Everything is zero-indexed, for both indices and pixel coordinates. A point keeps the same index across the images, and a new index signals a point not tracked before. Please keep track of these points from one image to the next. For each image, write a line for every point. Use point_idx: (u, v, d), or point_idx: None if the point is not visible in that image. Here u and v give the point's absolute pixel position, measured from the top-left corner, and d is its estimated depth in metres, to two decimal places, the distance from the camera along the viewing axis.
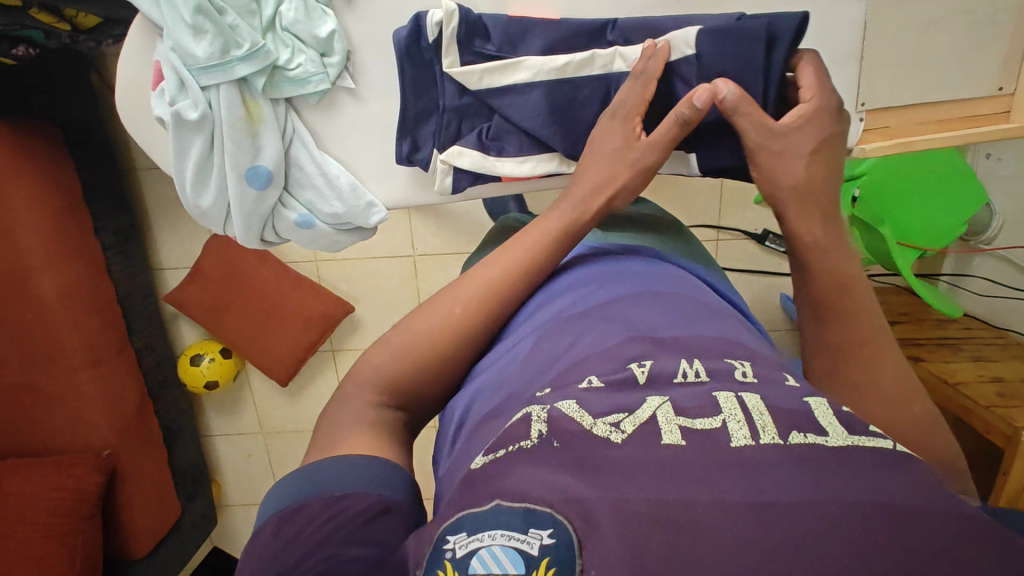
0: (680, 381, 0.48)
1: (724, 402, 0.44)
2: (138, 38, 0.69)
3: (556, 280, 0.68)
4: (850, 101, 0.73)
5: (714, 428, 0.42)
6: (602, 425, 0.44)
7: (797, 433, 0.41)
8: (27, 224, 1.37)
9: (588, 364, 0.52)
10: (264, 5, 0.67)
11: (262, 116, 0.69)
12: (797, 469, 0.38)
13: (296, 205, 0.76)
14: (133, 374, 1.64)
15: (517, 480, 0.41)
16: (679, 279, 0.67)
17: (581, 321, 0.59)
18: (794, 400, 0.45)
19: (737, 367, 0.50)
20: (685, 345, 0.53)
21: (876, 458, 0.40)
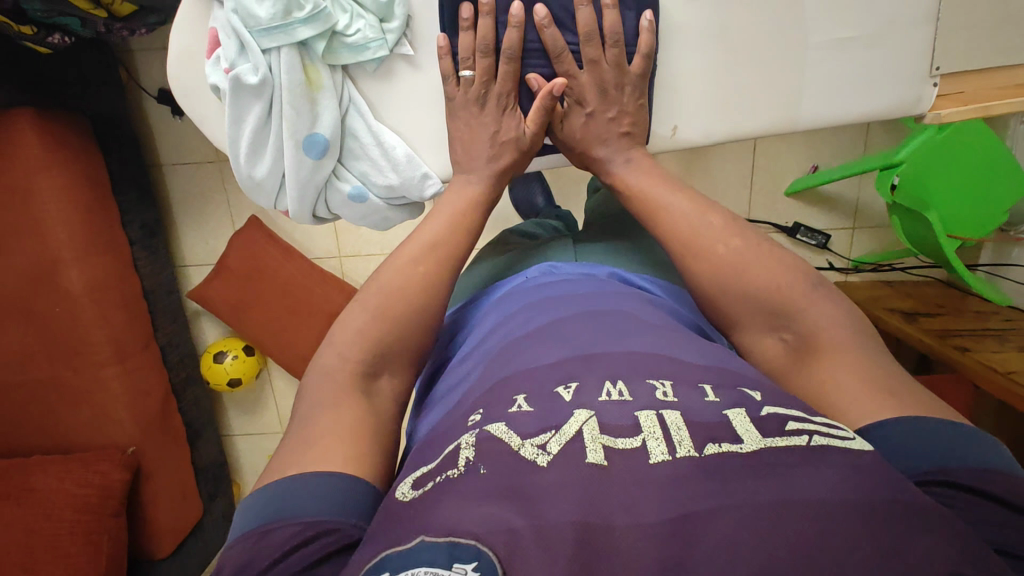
0: (605, 399, 0.47)
1: (644, 420, 0.44)
2: (193, 8, 0.68)
3: (509, 305, 0.68)
4: (924, 65, 0.71)
5: (634, 447, 0.42)
6: (530, 447, 0.43)
7: (713, 443, 0.42)
8: (55, 216, 1.35)
9: (518, 384, 0.51)
10: None
11: (321, 82, 0.67)
12: (707, 479, 0.39)
13: (350, 176, 0.74)
14: (158, 370, 1.61)
15: (442, 515, 0.39)
16: (627, 295, 0.65)
17: (519, 344, 0.58)
18: (713, 412, 0.45)
19: (658, 386, 0.48)
20: (615, 362, 0.51)
21: (787, 456, 0.40)
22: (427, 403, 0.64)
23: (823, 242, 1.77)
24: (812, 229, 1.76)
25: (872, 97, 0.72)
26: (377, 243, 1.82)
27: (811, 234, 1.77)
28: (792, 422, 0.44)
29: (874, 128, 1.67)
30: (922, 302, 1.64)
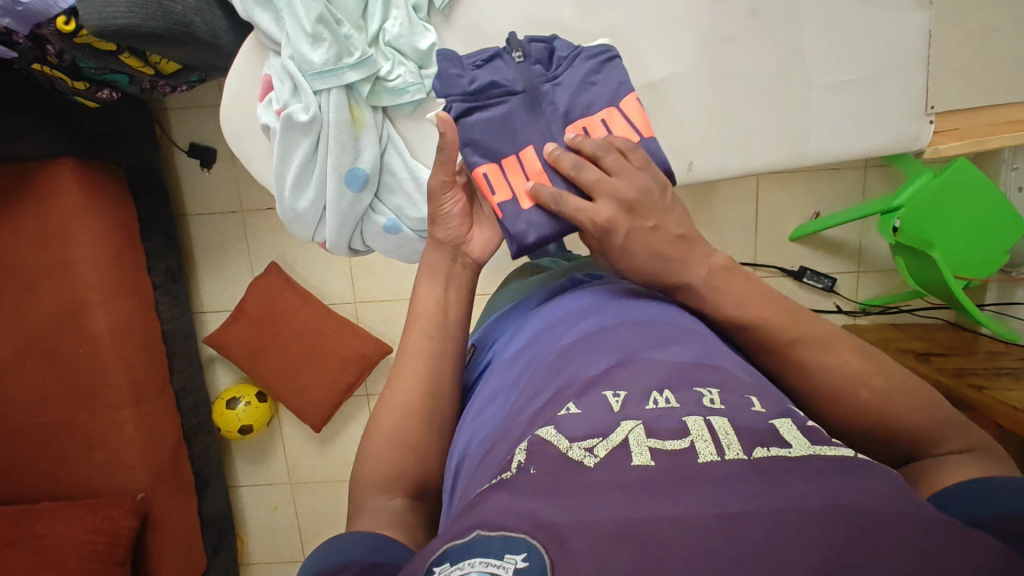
0: (652, 408, 0.46)
1: (692, 424, 0.44)
2: (250, 56, 0.74)
3: (549, 312, 0.68)
4: (920, 107, 0.77)
5: (682, 448, 0.42)
6: (577, 449, 0.43)
7: (761, 447, 0.42)
8: (87, 260, 1.40)
9: (567, 390, 0.51)
10: (370, 22, 0.73)
11: (365, 121, 0.73)
12: (760, 481, 0.38)
13: (385, 210, 0.79)
14: (172, 415, 1.61)
15: (492, 509, 0.39)
16: (670, 305, 0.65)
17: (565, 354, 0.57)
18: (760, 422, 0.45)
19: (705, 394, 0.48)
20: (662, 369, 0.51)
21: (836, 464, 0.40)
22: (468, 409, 0.64)
23: (829, 285, 1.80)
24: (818, 272, 1.80)
25: (876, 136, 0.78)
26: (392, 289, 1.87)
27: (817, 277, 1.80)
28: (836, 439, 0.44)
29: (870, 177, 1.74)
30: (932, 343, 1.65)
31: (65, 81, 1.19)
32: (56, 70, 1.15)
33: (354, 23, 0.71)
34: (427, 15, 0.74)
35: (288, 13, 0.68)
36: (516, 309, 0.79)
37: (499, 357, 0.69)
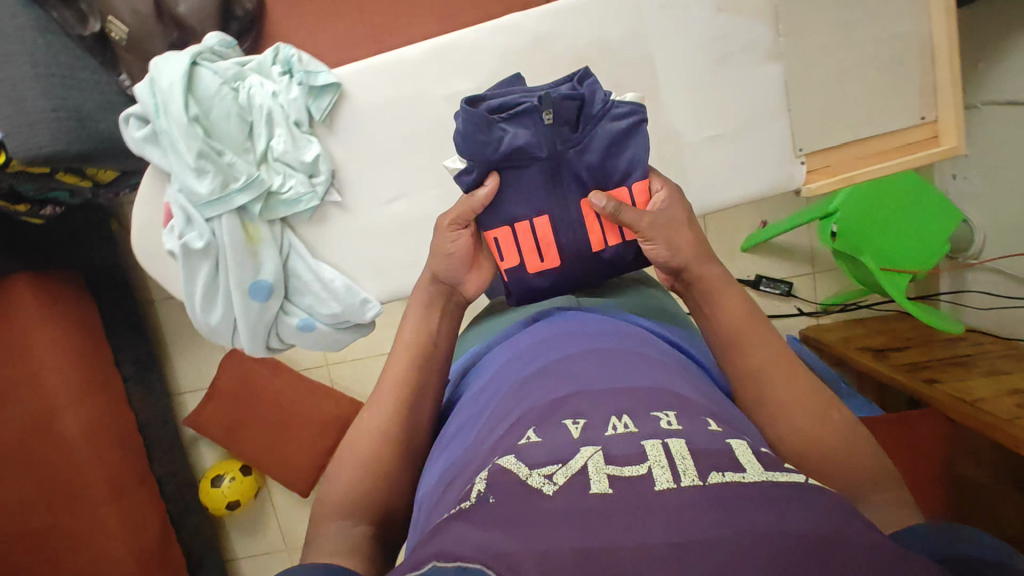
0: (612, 432, 0.47)
1: (650, 449, 0.43)
2: (150, 185, 0.79)
3: (514, 351, 0.71)
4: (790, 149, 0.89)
5: (640, 475, 0.41)
6: (536, 476, 0.42)
7: (716, 472, 0.41)
8: (53, 366, 1.43)
9: (527, 421, 0.52)
10: (256, 142, 0.77)
11: (262, 237, 0.77)
12: (716, 506, 0.37)
13: (297, 310, 0.83)
14: (154, 503, 1.63)
15: (451, 538, 0.37)
16: (628, 338, 0.68)
17: (529, 386, 0.60)
18: (715, 442, 0.45)
19: (662, 417, 0.49)
20: (618, 397, 0.53)
21: (792, 488, 0.39)
22: (438, 446, 0.65)
23: (787, 290, 1.82)
24: (774, 279, 1.83)
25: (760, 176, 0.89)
26: (363, 347, 1.91)
27: (773, 284, 1.83)
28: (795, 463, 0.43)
29: None
30: (892, 336, 1.67)
31: (8, 206, 1.23)
32: None
33: (239, 148, 0.76)
34: (311, 127, 0.79)
35: (172, 149, 0.72)
36: (487, 344, 0.80)
37: (467, 395, 0.71)
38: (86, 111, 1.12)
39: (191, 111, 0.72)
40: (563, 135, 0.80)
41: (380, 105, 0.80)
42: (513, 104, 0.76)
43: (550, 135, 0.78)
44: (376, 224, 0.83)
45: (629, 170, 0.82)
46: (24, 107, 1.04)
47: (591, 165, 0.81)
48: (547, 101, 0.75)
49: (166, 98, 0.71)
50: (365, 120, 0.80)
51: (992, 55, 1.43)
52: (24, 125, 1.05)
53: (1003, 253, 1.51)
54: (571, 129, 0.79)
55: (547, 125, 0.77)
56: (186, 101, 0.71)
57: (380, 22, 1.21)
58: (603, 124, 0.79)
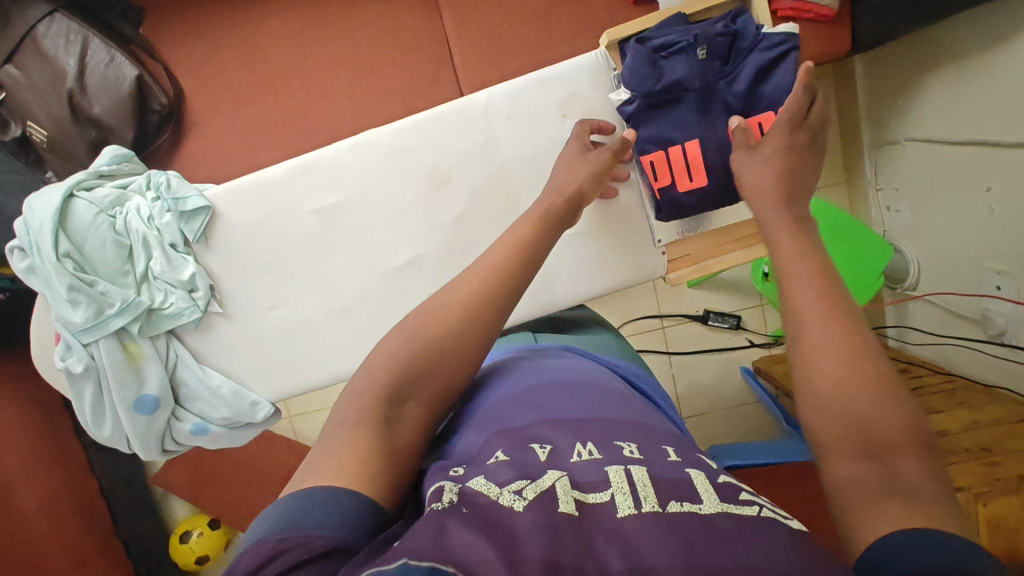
0: (578, 460, 0.53)
1: (614, 476, 0.49)
2: (41, 315, 0.91)
3: (489, 378, 0.75)
4: (650, 242, 1.06)
5: (603, 501, 0.47)
6: (507, 493, 0.46)
7: (675, 502, 0.46)
8: (7, 443, 1.48)
9: (495, 442, 0.56)
10: (136, 264, 0.92)
11: (143, 353, 0.93)
12: (669, 534, 0.42)
13: (188, 414, 0.97)
14: (117, 566, 1.68)
15: (429, 538, 0.40)
16: (587, 375, 0.75)
17: (503, 411, 0.63)
18: (676, 471, 0.51)
19: (624, 447, 0.55)
20: (582, 427, 0.59)
21: (739, 519, 0.44)
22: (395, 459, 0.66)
23: (735, 323, 1.83)
24: (721, 313, 1.84)
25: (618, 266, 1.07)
26: (322, 398, 1.95)
27: (721, 318, 1.84)
28: (747, 494, 0.49)
29: None
30: None
31: None
32: None
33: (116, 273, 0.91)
34: (188, 247, 0.94)
35: (48, 283, 0.86)
36: None
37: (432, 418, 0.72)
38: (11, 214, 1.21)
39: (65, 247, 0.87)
40: (714, 69, 0.93)
41: (250, 222, 0.94)
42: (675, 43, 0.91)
43: (693, 67, 0.91)
44: (256, 328, 0.98)
45: (776, 95, 0.90)
46: None
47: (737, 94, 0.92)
48: (702, 39, 0.90)
49: (40, 238, 0.86)
50: (240, 240, 0.95)
51: (911, 92, 1.44)
52: None
53: (936, 285, 1.51)
54: (723, 63, 0.93)
55: (701, 60, 0.91)
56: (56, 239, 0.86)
57: (294, 104, 1.28)
58: (754, 56, 0.91)
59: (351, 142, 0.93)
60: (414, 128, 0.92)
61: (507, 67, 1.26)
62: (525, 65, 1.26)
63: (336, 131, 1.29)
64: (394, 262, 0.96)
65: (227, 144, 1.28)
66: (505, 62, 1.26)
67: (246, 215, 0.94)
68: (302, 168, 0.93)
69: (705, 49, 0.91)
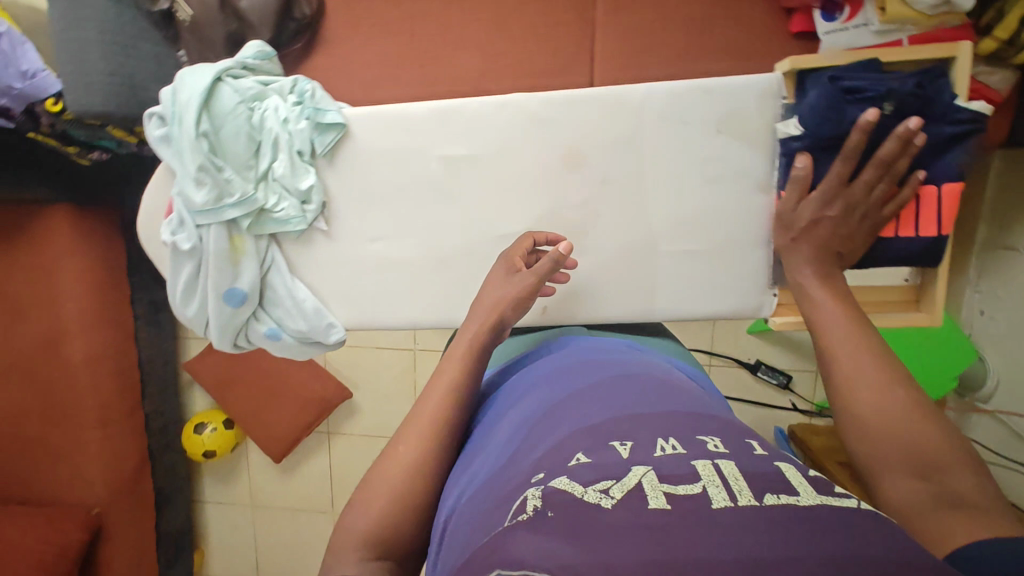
0: (662, 453, 0.48)
1: (702, 469, 0.44)
2: (157, 180, 0.85)
3: (542, 368, 0.72)
4: (762, 283, 0.79)
5: (696, 492, 0.42)
6: (592, 492, 0.43)
7: (772, 494, 0.41)
8: (70, 296, 1.55)
9: (570, 442, 0.52)
10: (260, 160, 0.81)
11: (245, 249, 0.82)
12: (772, 531, 0.37)
13: (267, 319, 0.87)
14: (135, 436, 1.75)
15: (513, 552, 0.39)
16: (660, 365, 0.70)
17: (565, 406, 0.61)
18: (763, 464, 0.46)
19: (709, 441, 0.50)
20: (661, 421, 0.54)
21: (843, 512, 0.39)
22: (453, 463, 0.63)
23: (784, 383, 1.79)
24: (773, 369, 1.80)
25: (722, 302, 0.81)
26: (359, 336, 1.98)
27: (771, 373, 1.80)
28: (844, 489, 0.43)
29: None
30: None
31: (56, 145, 1.32)
32: (48, 137, 1.28)
33: (239, 164, 0.80)
34: (312, 158, 0.83)
35: (179, 157, 0.78)
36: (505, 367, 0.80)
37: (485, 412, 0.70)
38: (139, 81, 1.20)
39: (201, 124, 0.77)
40: None
41: (364, 152, 0.82)
42: (864, 91, 0.68)
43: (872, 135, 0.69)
44: (349, 257, 0.86)
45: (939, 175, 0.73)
46: (85, 68, 1.14)
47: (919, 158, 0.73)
48: (896, 93, 0.67)
49: (180, 111, 0.77)
50: (364, 160, 0.83)
51: None
52: (83, 84, 1.15)
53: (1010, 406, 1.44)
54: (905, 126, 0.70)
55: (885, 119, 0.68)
56: (195, 114, 0.76)
57: (425, 47, 1.28)
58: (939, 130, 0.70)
59: (500, 98, 0.79)
60: (598, 99, 0.77)
61: (647, 65, 1.23)
62: (663, 68, 1.22)
63: (459, 83, 1.28)
64: (503, 229, 0.82)
65: (350, 69, 1.29)
66: (645, 59, 1.23)
67: (368, 144, 0.82)
68: (445, 111, 0.80)
69: (890, 108, 0.68)
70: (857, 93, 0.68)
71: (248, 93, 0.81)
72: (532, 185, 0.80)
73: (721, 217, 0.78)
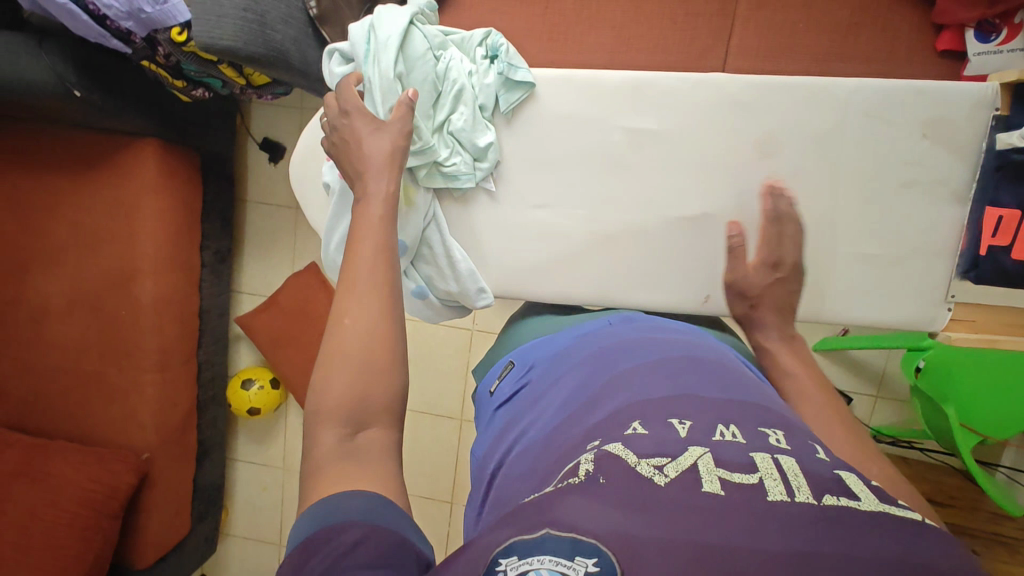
0: (719, 439, 0.45)
1: (761, 461, 0.42)
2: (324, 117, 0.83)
3: (600, 343, 0.71)
4: (939, 293, 0.78)
5: (752, 483, 0.39)
6: (646, 465, 0.42)
7: (831, 496, 0.38)
8: (147, 234, 1.50)
9: (628, 415, 0.51)
10: (438, 111, 0.78)
11: (414, 201, 0.80)
12: (824, 531, 0.35)
13: (416, 276, 0.84)
14: (189, 385, 1.72)
15: (558, 513, 0.38)
16: (716, 352, 0.67)
17: (623, 378, 0.59)
18: (828, 468, 0.42)
19: (771, 434, 0.47)
20: (725, 408, 0.51)
21: (912, 528, 0.36)
22: (517, 427, 0.65)
23: (845, 405, 1.75)
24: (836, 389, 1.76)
25: (890, 309, 0.79)
26: None
27: None
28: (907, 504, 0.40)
29: None
30: (937, 488, 1.57)
31: (167, 78, 1.30)
32: (161, 68, 1.27)
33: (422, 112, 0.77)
34: (490, 115, 0.81)
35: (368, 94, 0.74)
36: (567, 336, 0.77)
37: (543, 381, 0.69)
38: (270, 20, 1.16)
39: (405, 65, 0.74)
40: None
41: (535, 117, 0.81)
42: None
43: None
44: (510, 223, 0.84)
45: None
46: (220, 0, 1.11)
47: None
48: None
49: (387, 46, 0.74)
50: (545, 125, 0.81)
51: None
52: (214, 15, 1.11)
53: None
54: None
55: None
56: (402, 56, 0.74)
57: (556, 19, 1.24)
58: None
59: (697, 75, 0.77)
60: (800, 90, 0.75)
61: (787, 65, 1.20)
62: (804, 70, 1.19)
63: (591, 62, 1.25)
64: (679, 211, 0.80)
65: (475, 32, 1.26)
66: (784, 60, 1.20)
67: (547, 106, 0.80)
68: (638, 83, 0.78)
69: None
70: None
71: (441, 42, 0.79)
72: (714, 169, 0.78)
73: (898, 223, 0.77)
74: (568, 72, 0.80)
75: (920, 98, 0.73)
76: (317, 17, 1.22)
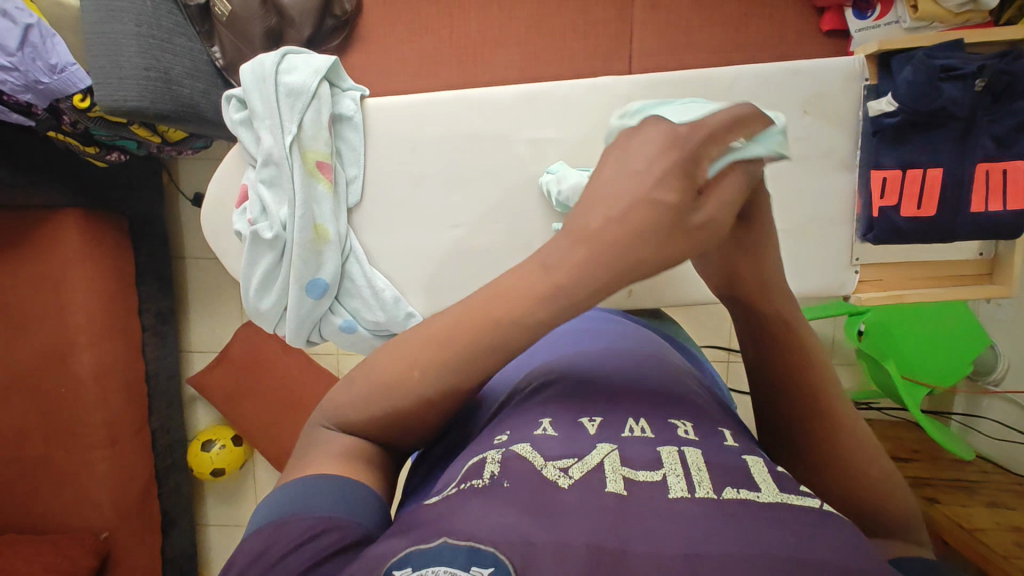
0: (627, 434, 0.45)
1: (667, 456, 0.42)
2: (231, 165, 0.83)
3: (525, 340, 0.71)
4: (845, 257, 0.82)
5: (655, 480, 0.40)
6: (552, 468, 0.41)
7: (733, 488, 0.39)
8: (80, 305, 1.46)
9: (541, 410, 0.49)
10: (324, 130, 0.79)
11: (329, 237, 0.80)
12: (724, 522, 0.36)
13: (343, 311, 0.83)
14: (143, 455, 1.66)
15: (460, 520, 0.37)
16: (644, 341, 0.67)
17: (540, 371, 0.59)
18: (733, 457, 0.43)
19: (679, 425, 0.47)
20: (631, 400, 0.51)
21: (804, 515, 0.37)
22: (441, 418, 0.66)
23: None
24: None
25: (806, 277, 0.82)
26: None
27: None
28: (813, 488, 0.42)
29: None
30: (897, 444, 1.60)
31: (77, 145, 1.27)
32: (69, 137, 1.24)
33: (312, 128, 0.78)
34: (395, 133, 0.83)
35: (261, 105, 0.76)
36: None
37: None
38: (174, 75, 1.16)
39: None
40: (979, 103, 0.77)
41: (435, 137, 0.82)
42: (957, 69, 0.75)
43: (950, 110, 0.76)
44: (425, 245, 0.84)
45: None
46: (120, 61, 1.09)
47: (1003, 135, 0.77)
48: (987, 70, 0.74)
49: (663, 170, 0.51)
50: (449, 146, 0.82)
51: None
52: (115, 78, 1.09)
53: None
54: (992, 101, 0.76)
55: (976, 92, 0.76)
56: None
57: (466, 46, 1.26)
58: None
59: (589, 81, 0.80)
60: (685, 83, 0.79)
61: (692, 59, 1.21)
62: (705, 62, 1.21)
63: (501, 80, 1.27)
64: None
65: (388, 68, 1.28)
66: (686, 54, 1.21)
67: (442, 126, 0.82)
68: (535, 95, 0.80)
69: (980, 85, 0.75)
70: (951, 71, 0.75)
71: (345, 78, 0.81)
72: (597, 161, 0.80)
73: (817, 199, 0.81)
74: (466, 92, 0.81)
75: (794, 75, 0.78)
76: (223, 68, 1.25)
